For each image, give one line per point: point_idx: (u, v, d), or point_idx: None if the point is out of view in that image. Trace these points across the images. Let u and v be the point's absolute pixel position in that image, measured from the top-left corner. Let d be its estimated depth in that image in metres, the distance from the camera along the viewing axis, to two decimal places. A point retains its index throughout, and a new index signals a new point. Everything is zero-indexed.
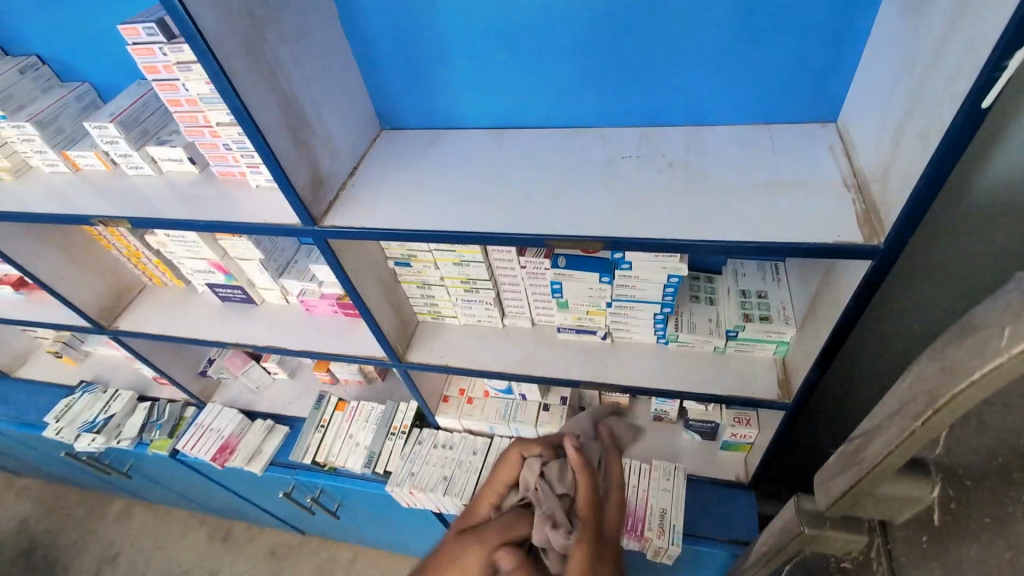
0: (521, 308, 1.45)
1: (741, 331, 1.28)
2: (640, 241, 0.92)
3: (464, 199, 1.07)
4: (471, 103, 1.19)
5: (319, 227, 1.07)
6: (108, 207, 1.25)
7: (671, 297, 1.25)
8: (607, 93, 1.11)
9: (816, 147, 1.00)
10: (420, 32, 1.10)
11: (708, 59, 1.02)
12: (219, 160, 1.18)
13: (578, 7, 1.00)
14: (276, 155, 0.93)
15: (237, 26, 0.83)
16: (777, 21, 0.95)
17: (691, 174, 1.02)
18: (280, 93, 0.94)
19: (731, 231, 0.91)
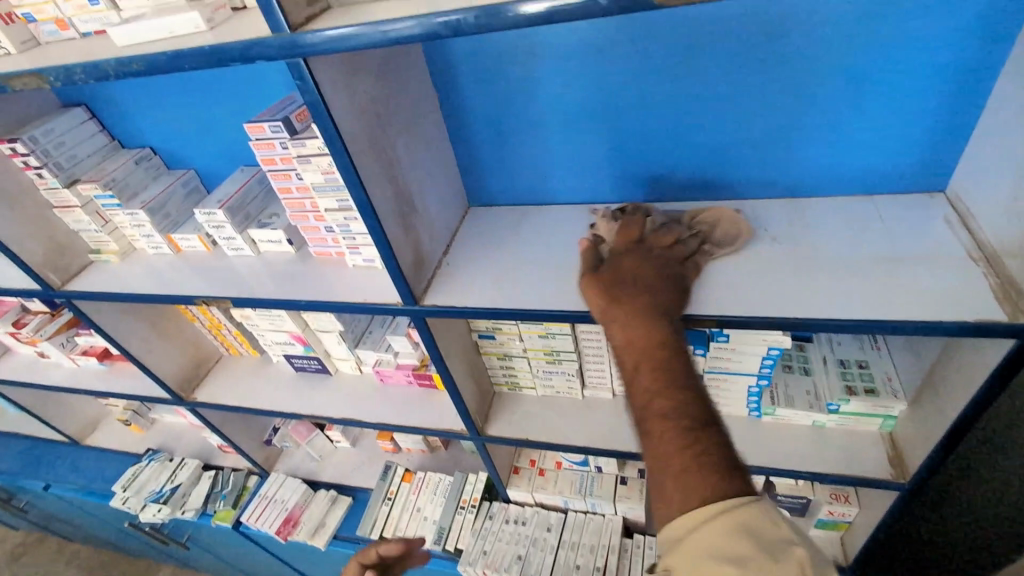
0: (603, 378, 1.43)
1: (843, 406, 1.21)
2: (762, 320, 0.90)
3: (564, 276, 1.08)
4: (561, 179, 1.23)
5: (420, 305, 1.09)
6: (209, 287, 1.30)
7: (769, 369, 1.21)
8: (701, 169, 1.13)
9: (927, 218, 0.99)
10: (518, 117, 1.15)
11: (807, 134, 1.03)
12: (318, 241, 1.23)
13: (677, 90, 1.04)
14: (390, 240, 0.96)
15: (367, 124, 0.89)
16: (882, 98, 0.96)
17: (797, 248, 1.01)
18: (396, 181, 0.99)
19: (854, 308, 0.88)
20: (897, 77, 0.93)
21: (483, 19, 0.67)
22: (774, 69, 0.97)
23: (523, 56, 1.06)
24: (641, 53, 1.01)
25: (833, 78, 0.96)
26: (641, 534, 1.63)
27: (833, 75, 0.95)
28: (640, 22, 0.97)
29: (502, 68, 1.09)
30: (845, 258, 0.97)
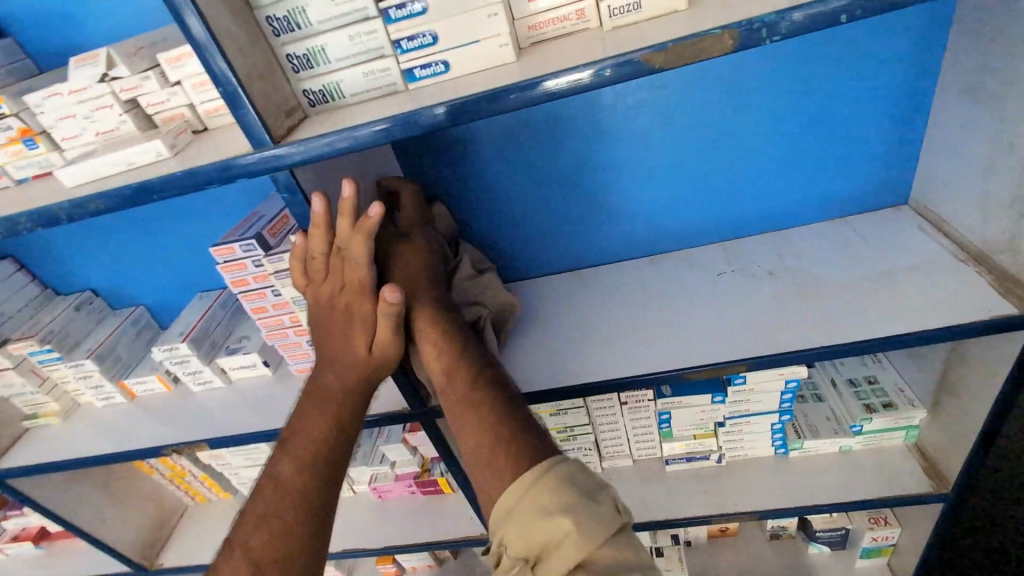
0: (621, 446, 1.36)
1: (867, 425, 1.20)
2: (792, 356, 0.88)
3: (575, 347, 1.04)
4: (545, 250, 1.21)
5: (430, 407, 1.00)
6: (178, 432, 1.14)
7: (788, 403, 1.19)
8: (681, 219, 1.15)
9: (903, 230, 1.04)
10: (493, 197, 1.15)
11: (773, 171, 1.08)
12: (300, 357, 1.13)
13: (645, 150, 1.07)
14: None
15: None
16: (834, 128, 1.02)
17: (796, 279, 1.03)
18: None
19: (871, 326, 0.89)
20: (844, 109, 1.00)
21: (481, 104, 0.66)
22: (732, 117, 1.03)
23: (492, 138, 1.07)
24: (606, 120, 1.04)
25: (787, 117, 1.02)
26: None
27: (786, 114, 1.02)
28: (602, 93, 1.01)
29: (472, 152, 1.09)
30: (843, 280, 0.99)
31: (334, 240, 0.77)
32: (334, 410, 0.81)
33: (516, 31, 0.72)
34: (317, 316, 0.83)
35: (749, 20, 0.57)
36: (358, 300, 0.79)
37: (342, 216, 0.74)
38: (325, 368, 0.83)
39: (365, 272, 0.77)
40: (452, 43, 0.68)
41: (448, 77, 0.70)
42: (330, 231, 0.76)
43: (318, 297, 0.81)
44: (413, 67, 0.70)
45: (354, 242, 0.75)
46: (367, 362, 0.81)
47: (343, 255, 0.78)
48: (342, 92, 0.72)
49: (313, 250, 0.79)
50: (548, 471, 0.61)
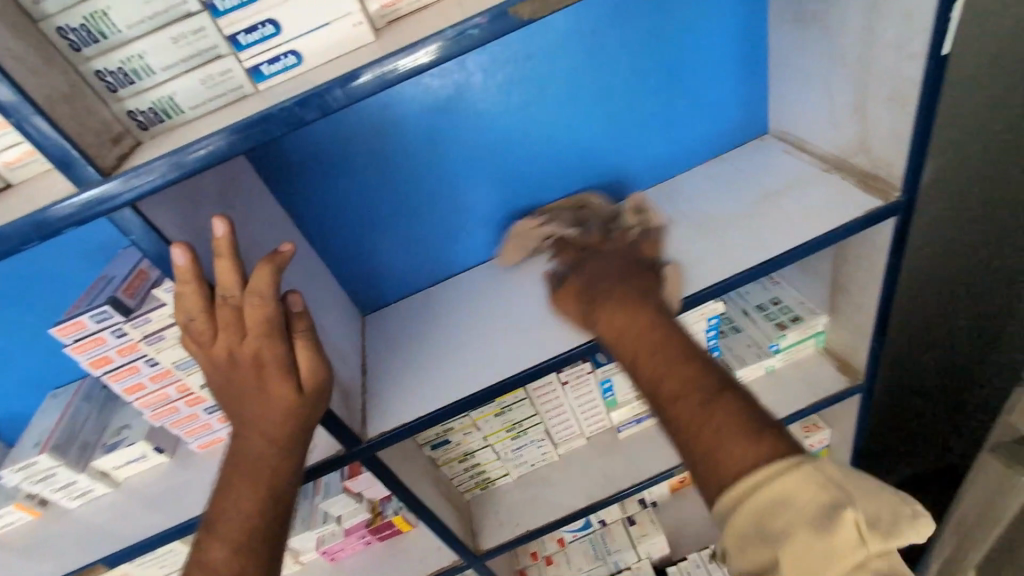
0: (571, 427, 1.34)
1: (782, 342, 1.29)
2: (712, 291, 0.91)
3: (506, 338, 0.99)
4: (450, 249, 1.15)
5: (369, 441, 0.91)
6: (65, 562, 0.93)
7: (713, 340, 1.24)
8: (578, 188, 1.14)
9: (772, 155, 1.12)
10: (383, 205, 1.06)
11: (653, 124, 1.10)
12: (200, 430, 0.98)
13: (530, 126, 1.04)
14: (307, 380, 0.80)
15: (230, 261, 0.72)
16: (696, 72, 1.07)
17: (693, 220, 1.07)
18: None
19: (771, 246, 0.95)
20: (700, 52, 1.05)
21: (349, 88, 0.59)
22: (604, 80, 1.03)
23: (367, 142, 0.98)
24: (484, 102, 0.99)
25: (655, 69, 1.04)
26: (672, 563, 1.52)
27: (652, 68, 1.04)
28: (472, 74, 0.95)
29: (348, 162, 0.99)
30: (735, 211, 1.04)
31: (220, 293, 0.64)
32: (270, 476, 0.72)
33: (368, 10, 0.65)
34: (214, 379, 0.69)
35: None
36: (266, 354, 0.66)
37: (229, 263, 0.61)
38: (243, 433, 0.71)
39: (271, 326, 0.66)
40: (298, 30, 0.60)
41: (302, 69, 0.62)
42: (217, 275, 0.62)
43: (216, 360, 0.67)
44: (259, 64, 0.61)
45: (257, 279, 0.63)
46: (294, 419, 0.70)
47: (238, 311, 0.65)
48: (178, 107, 0.62)
49: (189, 309, 0.64)
50: (804, 468, 0.58)
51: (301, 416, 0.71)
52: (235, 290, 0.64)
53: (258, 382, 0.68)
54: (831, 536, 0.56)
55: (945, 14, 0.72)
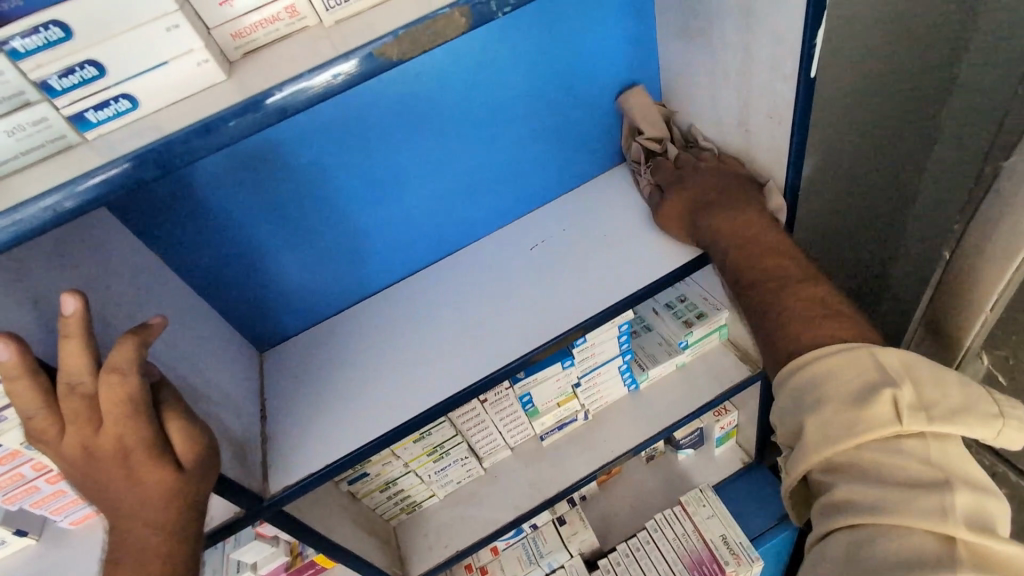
0: (495, 440, 1.33)
1: (690, 338, 1.34)
2: (615, 308, 0.92)
3: (417, 370, 0.96)
4: (353, 275, 1.08)
5: (271, 498, 0.84)
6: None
7: (626, 343, 1.27)
8: (483, 205, 1.11)
9: None
10: (272, 236, 0.97)
11: (553, 135, 1.09)
12: (71, 505, 0.87)
13: (425, 143, 0.99)
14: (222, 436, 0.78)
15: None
16: (592, 83, 1.06)
17: (596, 231, 1.07)
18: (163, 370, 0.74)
19: (671, 257, 0.97)
20: (594, 64, 1.04)
21: (196, 138, 0.52)
22: (500, 96, 0.99)
23: (245, 171, 0.89)
24: (374, 122, 0.93)
25: (549, 80, 1.02)
26: (603, 556, 1.57)
27: (547, 81, 1.02)
28: (357, 94, 0.89)
29: (224, 193, 0.89)
30: (634, 220, 1.06)
31: (66, 381, 0.56)
32: (163, 565, 0.66)
33: (216, 42, 0.57)
34: (75, 476, 0.60)
35: None
36: (130, 441, 0.59)
37: (81, 345, 0.55)
38: (127, 523, 0.65)
39: (134, 411, 0.58)
40: (128, 70, 0.52)
41: (139, 113, 0.54)
42: (65, 358, 0.55)
43: (70, 456, 0.58)
44: (83, 110, 0.52)
45: (111, 356, 0.56)
46: (181, 500, 0.65)
47: (91, 397, 0.57)
48: None
49: (25, 403, 0.55)
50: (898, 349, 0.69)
51: (191, 498, 0.65)
52: (87, 376, 0.56)
53: (130, 471, 0.61)
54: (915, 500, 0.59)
55: (807, 38, 0.75)
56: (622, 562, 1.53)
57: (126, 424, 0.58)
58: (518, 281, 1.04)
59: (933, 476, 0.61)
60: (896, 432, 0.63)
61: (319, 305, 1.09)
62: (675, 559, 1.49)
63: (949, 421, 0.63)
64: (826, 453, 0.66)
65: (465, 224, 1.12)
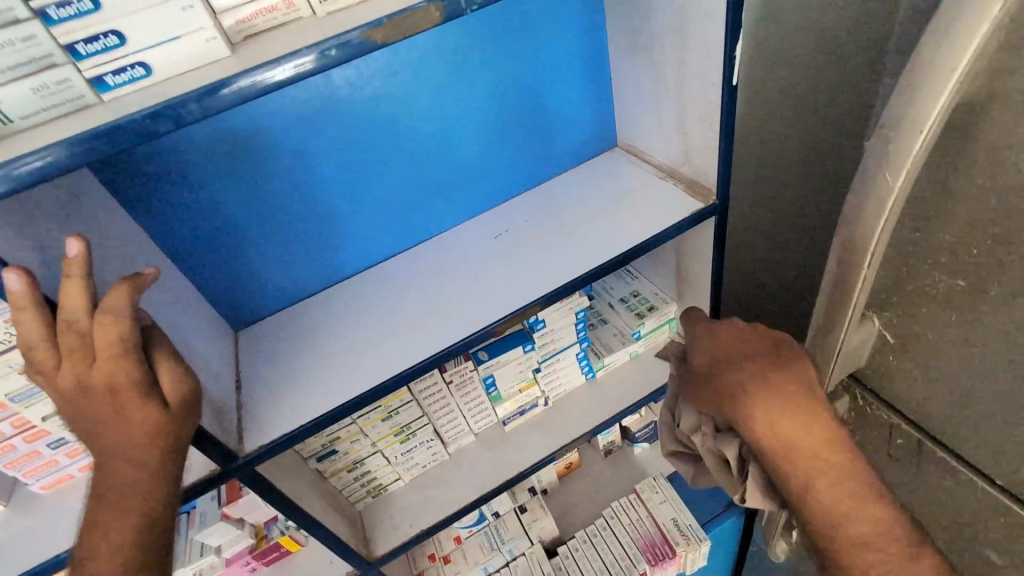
0: (460, 424, 1.40)
1: (643, 329, 1.45)
2: (569, 284, 1.02)
3: (385, 342, 1.03)
4: (329, 259, 1.16)
5: (245, 455, 0.88)
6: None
7: (582, 331, 1.37)
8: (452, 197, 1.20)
9: (619, 165, 1.28)
10: (252, 217, 1.03)
11: (517, 135, 1.20)
12: (43, 468, 0.89)
13: (401, 136, 1.08)
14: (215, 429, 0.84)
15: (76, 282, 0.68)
16: (552, 91, 1.19)
17: (553, 221, 1.18)
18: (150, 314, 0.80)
19: (621, 242, 1.08)
20: (554, 73, 1.17)
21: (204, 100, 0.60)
22: (470, 98, 1.10)
23: (232, 153, 0.96)
24: (354, 114, 1.02)
25: (514, 85, 1.14)
26: (563, 543, 1.64)
27: (512, 86, 1.14)
28: (340, 87, 0.98)
29: (211, 173, 0.96)
30: (587, 211, 1.18)
31: (64, 318, 0.60)
32: (141, 504, 0.70)
33: (222, 25, 0.66)
34: (67, 409, 0.64)
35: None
36: (121, 377, 0.63)
37: (79, 284, 0.59)
38: (109, 459, 0.68)
39: (128, 348, 0.63)
40: (146, 41, 0.60)
41: (152, 80, 0.62)
42: (66, 295, 0.59)
43: (63, 392, 0.63)
44: (103, 74, 0.60)
45: (113, 297, 0.61)
46: (163, 440, 0.68)
47: (86, 335, 0.61)
48: (6, 116, 0.58)
49: (27, 338, 0.60)
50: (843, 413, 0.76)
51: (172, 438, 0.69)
52: (84, 314, 0.60)
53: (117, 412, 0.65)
54: None
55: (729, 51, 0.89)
56: (580, 548, 1.59)
57: (118, 363, 0.63)
58: (483, 263, 1.14)
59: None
60: None
61: (295, 287, 1.15)
62: (629, 542, 1.57)
63: None
64: None
65: (435, 215, 1.22)
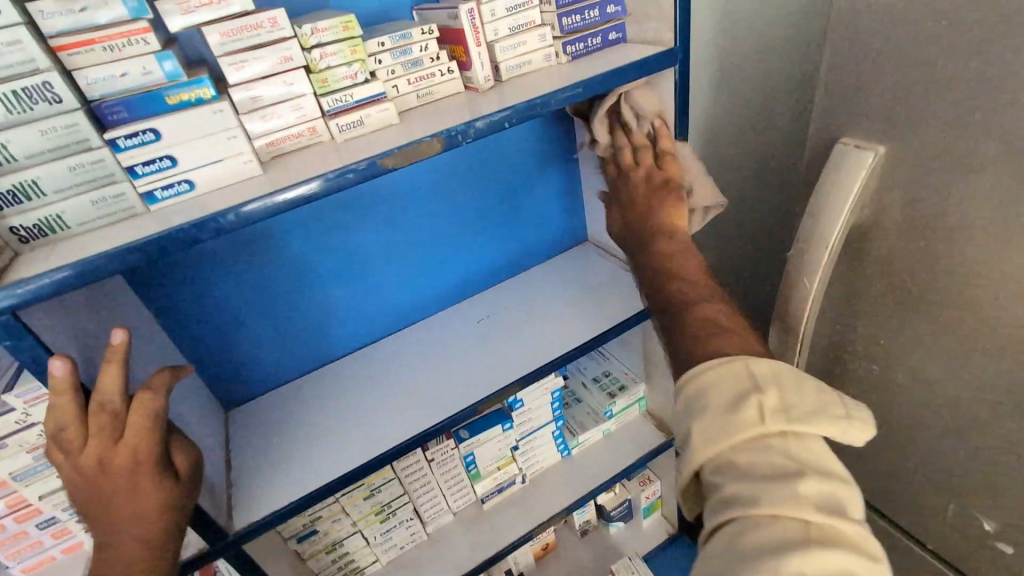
0: (439, 503, 1.42)
1: (615, 407, 1.54)
2: (548, 365, 1.11)
3: (375, 419, 1.09)
4: (320, 341, 1.23)
5: (233, 535, 0.91)
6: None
7: (558, 410, 1.45)
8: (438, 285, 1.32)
9: (589, 258, 1.42)
10: (254, 303, 1.12)
11: (499, 231, 1.35)
12: (25, 550, 0.89)
13: (395, 232, 1.20)
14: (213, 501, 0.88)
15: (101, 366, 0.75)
16: (530, 193, 1.35)
17: (533, 306, 1.30)
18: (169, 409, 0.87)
19: (593, 328, 1.20)
20: (532, 179, 1.33)
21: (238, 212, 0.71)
22: (459, 199, 1.25)
23: (241, 246, 1.06)
24: (356, 213, 1.14)
25: (497, 189, 1.29)
26: None
27: (495, 189, 1.29)
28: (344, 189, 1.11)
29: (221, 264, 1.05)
30: (563, 298, 1.30)
31: (98, 400, 0.67)
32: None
33: (255, 146, 0.79)
34: (80, 492, 0.68)
35: (447, 130, 0.78)
36: (142, 452, 0.69)
37: (117, 369, 0.68)
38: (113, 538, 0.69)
39: (152, 425, 0.70)
40: (195, 163, 0.71)
41: (194, 194, 0.73)
42: (104, 380, 0.68)
43: (83, 471, 0.67)
44: (154, 189, 0.70)
45: (152, 382, 0.72)
46: (170, 512, 0.72)
47: (116, 415, 0.68)
48: (65, 223, 0.67)
49: (59, 417, 0.66)
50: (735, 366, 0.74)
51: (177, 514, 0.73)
52: (117, 396, 0.68)
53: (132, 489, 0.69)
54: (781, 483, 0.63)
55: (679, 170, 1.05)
56: None
57: (141, 439, 0.69)
58: (468, 345, 1.23)
59: (735, 375, 0.72)
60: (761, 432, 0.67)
61: (287, 368, 1.22)
62: None
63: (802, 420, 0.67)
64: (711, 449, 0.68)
65: (422, 301, 1.32)
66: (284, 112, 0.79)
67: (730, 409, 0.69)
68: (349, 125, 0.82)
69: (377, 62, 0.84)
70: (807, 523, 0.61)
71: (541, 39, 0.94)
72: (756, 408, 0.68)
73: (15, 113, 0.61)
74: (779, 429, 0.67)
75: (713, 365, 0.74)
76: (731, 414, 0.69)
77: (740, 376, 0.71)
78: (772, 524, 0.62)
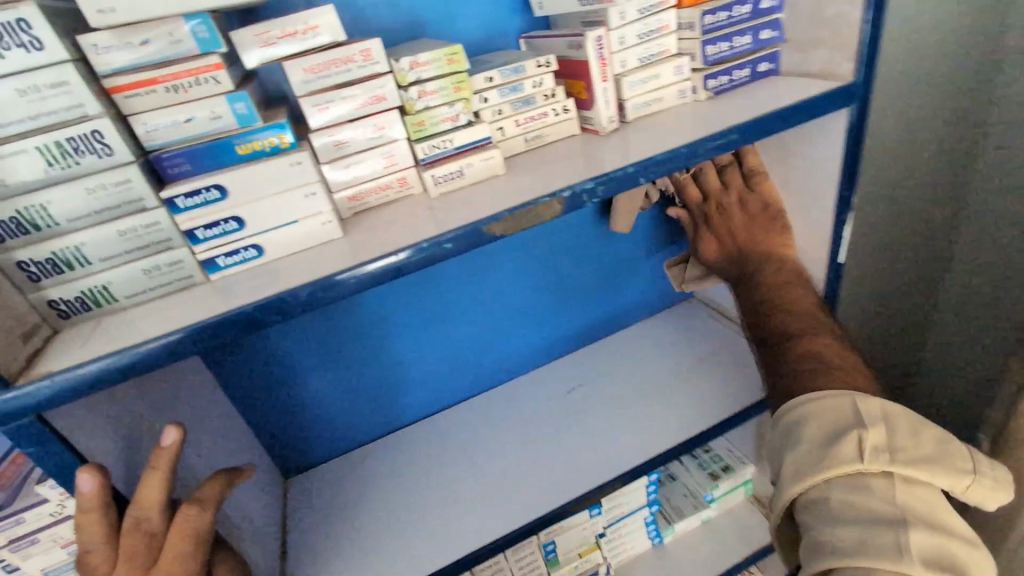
0: None
1: (717, 492, 1.30)
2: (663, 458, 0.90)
3: (446, 512, 0.91)
4: (392, 405, 1.08)
5: None
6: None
7: (653, 493, 1.24)
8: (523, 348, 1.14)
9: (698, 319, 1.22)
10: (320, 363, 0.98)
11: (596, 284, 1.16)
12: None
13: (484, 283, 1.05)
14: None
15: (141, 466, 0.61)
16: (636, 243, 1.16)
17: (630, 379, 1.10)
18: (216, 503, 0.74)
19: (716, 410, 0.98)
20: (639, 227, 1.15)
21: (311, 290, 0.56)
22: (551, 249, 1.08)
23: None
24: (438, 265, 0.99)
25: (599, 237, 1.12)
26: None
27: (598, 237, 1.11)
28: None
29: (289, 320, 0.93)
30: (667, 371, 1.09)
31: (134, 515, 0.54)
32: None
33: (336, 201, 0.66)
34: None
35: (572, 188, 0.62)
36: None
37: (162, 477, 0.55)
38: None
39: (197, 551, 0.55)
40: (264, 225, 0.58)
41: (262, 261, 0.60)
42: (144, 491, 0.54)
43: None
44: (214, 256, 0.58)
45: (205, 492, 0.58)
46: None
47: (153, 536, 0.54)
48: (112, 295, 0.56)
49: (85, 538, 0.53)
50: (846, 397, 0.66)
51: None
52: (155, 512, 0.54)
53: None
54: (871, 491, 0.59)
55: (838, 232, 0.84)
56: None
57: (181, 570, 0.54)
58: (555, 422, 1.04)
59: (832, 408, 0.65)
60: (860, 470, 0.60)
61: (351, 435, 1.07)
62: None
63: (914, 467, 0.59)
64: (799, 486, 0.62)
65: (505, 361, 1.15)
66: (372, 161, 0.66)
67: (826, 444, 0.62)
68: (446, 176, 0.68)
69: (483, 100, 0.70)
70: (895, 494, 0.58)
71: (677, 72, 0.77)
72: (856, 444, 0.60)
73: (58, 168, 0.50)
74: (883, 469, 0.59)
75: (811, 408, 0.67)
76: (825, 448, 0.62)
77: (843, 414, 0.64)
78: (869, 522, 0.57)
